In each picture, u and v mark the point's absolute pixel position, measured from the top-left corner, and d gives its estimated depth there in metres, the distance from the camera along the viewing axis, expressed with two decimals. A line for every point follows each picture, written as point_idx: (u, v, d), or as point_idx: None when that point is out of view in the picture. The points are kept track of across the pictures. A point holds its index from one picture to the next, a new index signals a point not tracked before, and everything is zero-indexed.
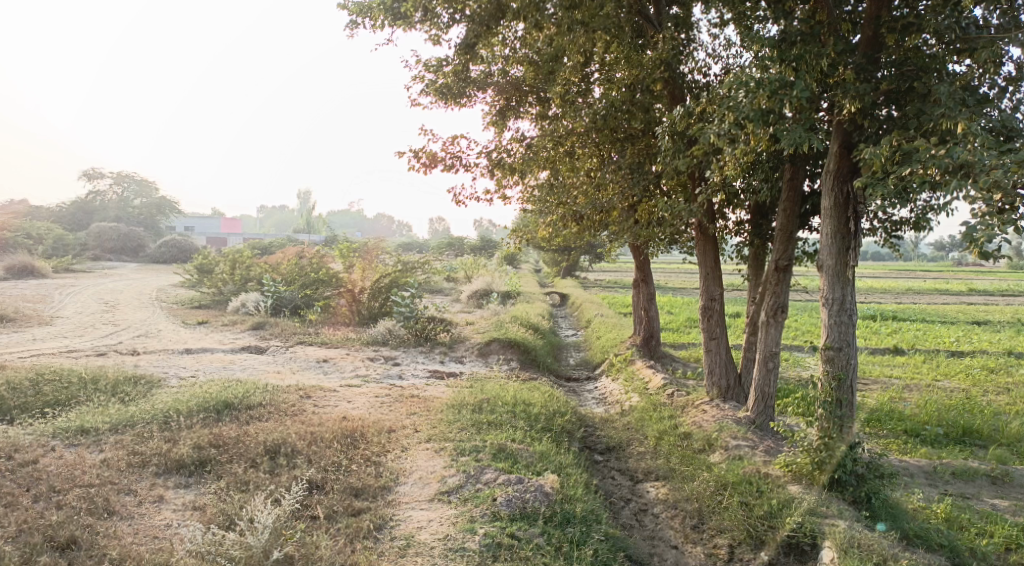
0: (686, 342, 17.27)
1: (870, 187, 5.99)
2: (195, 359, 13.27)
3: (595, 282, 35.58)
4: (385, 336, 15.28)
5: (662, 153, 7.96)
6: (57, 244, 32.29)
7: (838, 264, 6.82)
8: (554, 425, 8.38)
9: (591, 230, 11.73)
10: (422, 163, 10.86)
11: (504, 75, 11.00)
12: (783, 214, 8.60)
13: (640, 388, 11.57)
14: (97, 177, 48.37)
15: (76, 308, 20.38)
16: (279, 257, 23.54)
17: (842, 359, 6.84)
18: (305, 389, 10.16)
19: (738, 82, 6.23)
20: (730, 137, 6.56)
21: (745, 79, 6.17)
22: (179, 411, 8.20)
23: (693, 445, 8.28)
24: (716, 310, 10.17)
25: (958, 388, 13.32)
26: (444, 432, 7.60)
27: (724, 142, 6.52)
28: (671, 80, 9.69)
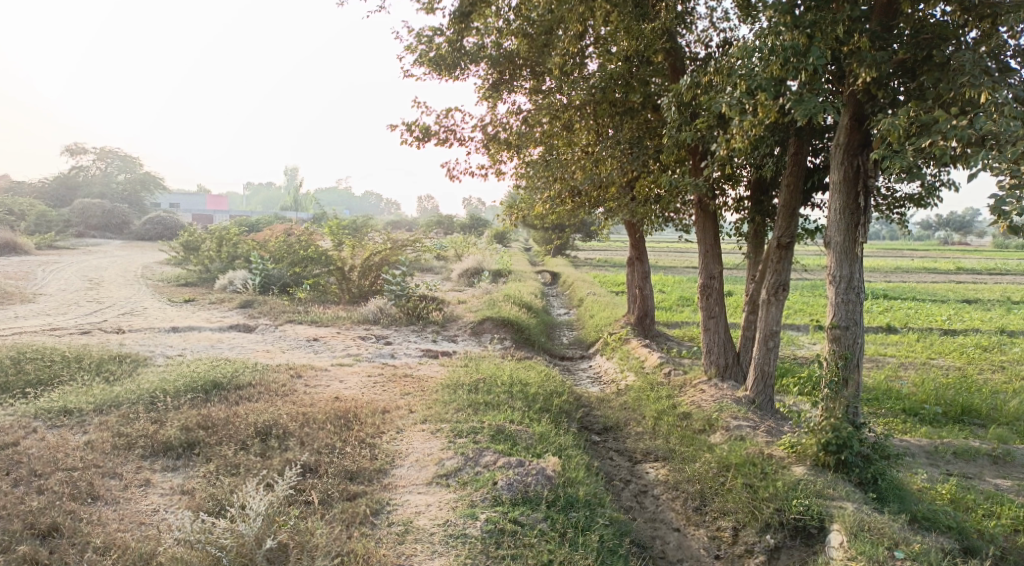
0: (680, 321, 17.14)
1: (885, 159, 5.79)
2: (182, 338, 13.02)
3: (586, 260, 35.42)
4: (376, 315, 15.04)
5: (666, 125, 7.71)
6: (39, 221, 31.76)
7: (846, 241, 6.64)
8: (552, 405, 8.20)
9: (587, 206, 11.50)
10: (415, 137, 10.57)
11: (498, 49, 10.67)
12: (786, 190, 8.40)
13: (636, 367, 11.44)
14: (80, 153, 47.61)
15: (60, 285, 20.02)
16: (267, 234, 23.18)
17: (848, 338, 6.68)
18: (296, 368, 9.94)
19: (750, 49, 6.03)
20: (739, 108, 6.33)
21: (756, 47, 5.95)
22: (166, 391, 7.97)
23: (693, 424, 8.14)
24: (715, 288, 9.99)
25: (954, 367, 13.26)
26: (440, 412, 7.41)
27: (733, 113, 6.31)
28: (672, 51, 9.45)
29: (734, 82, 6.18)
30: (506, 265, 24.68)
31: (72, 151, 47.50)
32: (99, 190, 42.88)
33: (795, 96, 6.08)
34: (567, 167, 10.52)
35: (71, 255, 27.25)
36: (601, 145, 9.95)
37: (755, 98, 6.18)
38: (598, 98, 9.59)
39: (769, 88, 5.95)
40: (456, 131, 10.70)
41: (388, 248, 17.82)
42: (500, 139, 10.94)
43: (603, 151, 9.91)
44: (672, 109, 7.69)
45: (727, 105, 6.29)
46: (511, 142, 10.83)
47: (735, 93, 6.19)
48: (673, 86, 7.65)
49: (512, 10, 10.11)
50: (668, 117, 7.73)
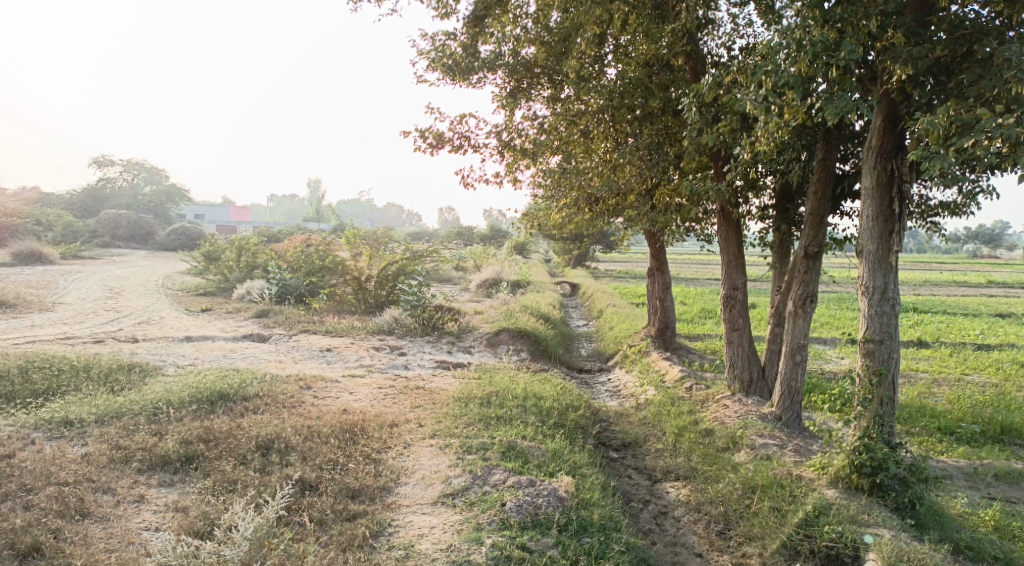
0: (702, 333, 16.72)
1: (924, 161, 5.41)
2: (195, 347, 12.85)
3: (607, 271, 35.04)
4: (392, 325, 14.80)
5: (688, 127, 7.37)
6: (66, 231, 32.06)
7: (880, 250, 6.26)
8: (567, 420, 7.86)
9: (606, 215, 11.18)
10: (429, 143, 10.34)
11: (515, 55, 10.42)
12: (813, 197, 8.04)
13: (656, 381, 11.08)
14: (107, 164, 48.20)
15: (80, 294, 20.04)
16: (286, 244, 23.10)
17: (883, 353, 6.28)
18: (306, 379, 9.69)
19: (777, 42, 5.67)
20: (765, 107, 5.98)
21: (783, 41, 5.60)
22: (170, 402, 7.74)
23: (716, 442, 7.76)
24: (739, 299, 9.61)
25: (989, 383, 12.73)
26: (450, 427, 7.10)
27: (759, 112, 5.96)
28: (693, 55, 9.18)
29: (761, 78, 5.83)
30: (525, 276, 24.38)
31: (99, 161, 48.00)
32: (125, 200, 43.25)
33: (826, 95, 5.72)
34: (584, 175, 10.19)
35: (93, 264, 27.35)
36: (620, 151, 9.60)
37: (783, 95, 5.84)
38: (617, 103, 9.30)
39: (798, 85, 5.60)
40: (471, 138, 10.45)
41: (405, 258, 17.58)
42: (517, 146, 10.66)
43: (621, 157, 9.56)
44: (694, 111, 7.37)
45: (753, 103, 5.94)
46: (527, 149, 10.56)
47: (762, 90, 5.84)
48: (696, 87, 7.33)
49: (529, 16, 9.88)
50: (690, 119, 7.39)
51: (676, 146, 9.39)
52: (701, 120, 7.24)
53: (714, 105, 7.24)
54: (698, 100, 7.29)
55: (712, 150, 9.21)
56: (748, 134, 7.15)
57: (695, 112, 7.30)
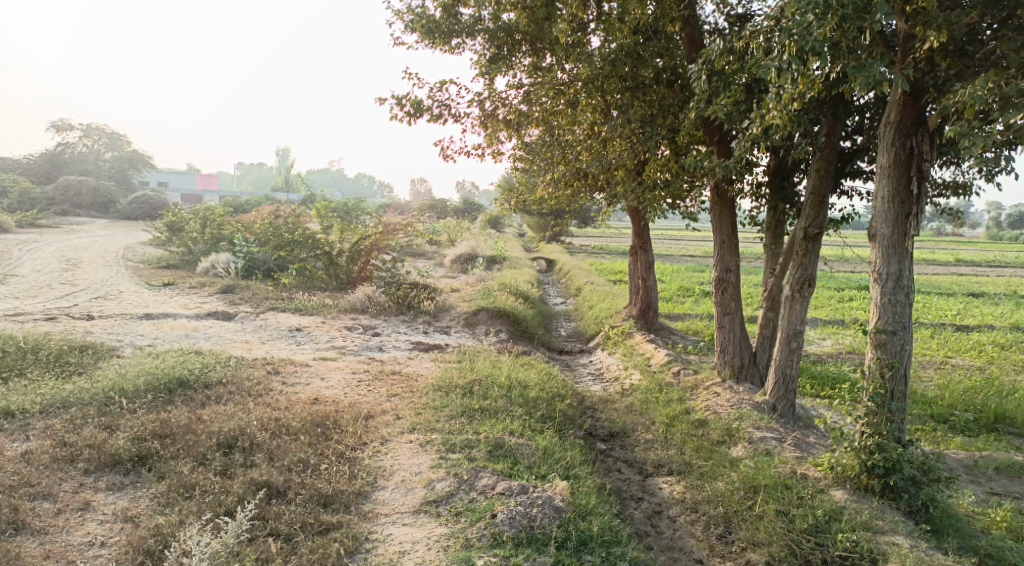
0: (682, 313, 16.34)
1: (963, 136, 5.01)
2: (154, 326, 12.13)
3: (581, 246, 34.57)
4: (364, 303, 14.18)
5: (694, 98, 6.86)
6: (23, 198, 30.70)
7: (896, 234, 5.83)
8: (555, 411, 7.40)
9: (590, 190, 10.65)
10: (406, 112, 9.69)
11: (497, 21, 9.78)
12: (815, 174, 7.63)
13: (641, 364, 10.67)
14: (67, 128, 46.43)
15: (35, 266, 19.04)
16: (254, 215, 22.24)
17: (895, 345, 5.86)
18: (273, 363, 9.09)
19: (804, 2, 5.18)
20: (786, 75, 5.50)
21: (810, 2, 5.12)
22: (123, 390, 7.11)
23: (709, 435, 7.34)
24: (731, 282, 9.18)
25: (974, 366, 12.52)
26: (429, 420, 6.59)
27: (780, 79, 5.48)
28: (690, 22, 8.74)
29: (785, 42, 5.34)
30: (501, 251, 23.81)
31: (57, 126, 46.08)
32: (85, 167, 41.63)
33: (851, 64, 5.29)
34: (570, 149, 9.63)
35: (51, 234, 26.19)
36: (610, 123, 9.03)
37: (806, 62, 5.38)
38: (608, 73, 8.74)
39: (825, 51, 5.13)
40: (451, 106, 9.81)
41: (378, 232, 16.91)
42: (499, 117, 10.04)
43: (611, 131, 9.01)
44: (700, 79, 6.85)
45: (773, 67, 5.45)
46: (510, 121, 9.93)
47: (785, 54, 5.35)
48: (701, 54, 6.81)
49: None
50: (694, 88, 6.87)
51: (670, 118, 8.85)
52: (708, 90, 6.72)
53: (722, 74, 6.73)
54: (706, 69, 6.77)
55: (706, 123, 8.73)
56: (758, 105, 6.66)
57: (702, 81, 6.78)
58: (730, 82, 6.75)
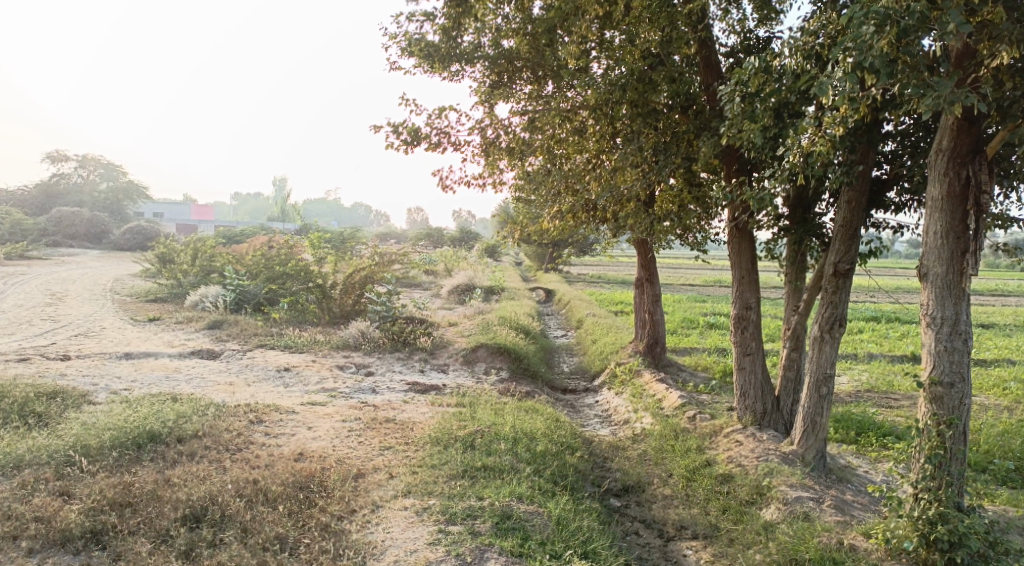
0: (689, 347, 15.64)
1: None
2: (134, 366, 11.43)
3: (580, 276, 33.94)
4: (358, 340, 13.48)
5: (727, 121, 6.24)
6: (13, 230, 30.05)
7: (951, 273, 5.24)
8: (565, 468, 6.71)
9: (595, 221, 10.03)
10: (402, 140, 9.10)
11: (497, 48, 9.26)
12: (846, 206, 7.03)
13: (652, 406, 9.95)
14: (61, 160, 45.99)
15: (18, 300, 18.33)
16: (245, 246, 21.62)
17: (954, 399, 5.20)
18: (257, 410, 8.39)
19: (859, 10, 4.61)
20: (838, 93, 4.88)
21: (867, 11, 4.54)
22: (86, 448, 6.42)
23: (737, 493, 6.64)
24: (752, 320, 8.53)
25: (1002, 406, 11.79)
26: (426, 481, 5.89)
27: (831, 97, 4.88)
28: (706, 43, 8.19)
29: (839, 57, 4.80)
30: (499, 281, 23.14)
31: (51, 156, 45.56)
32: (79, 198, 41.02)
33: (911, 83, 4.72)
34: (576, 178, 9.04)
35: (39, 265, 25.51)
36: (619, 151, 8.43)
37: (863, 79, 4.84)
38: (617, 98, 8.11)
39: (886, 67, 4.60)
40: (450, 134, 9.22)
41: (374, 264, 16.28)
42: (500, 145, 9.44)
43: (621, 159, 8.34)
44: (732, 100, 6.27)
45: (827, 84, 4.89)
46: (512, 149, 9.33)
47: (839, 69, 4.82)
48: (733, 74, 6.25)
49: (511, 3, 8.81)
50: (726, 110, 6.28)
51: (685, 146, 8.24)
52: (741, 112, 6.12)
53: (757, 95, 6.14)
54: (740, 89, 6.19)
55: (724, 150, 8.14)
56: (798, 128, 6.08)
57: (736, 102, 6.19)
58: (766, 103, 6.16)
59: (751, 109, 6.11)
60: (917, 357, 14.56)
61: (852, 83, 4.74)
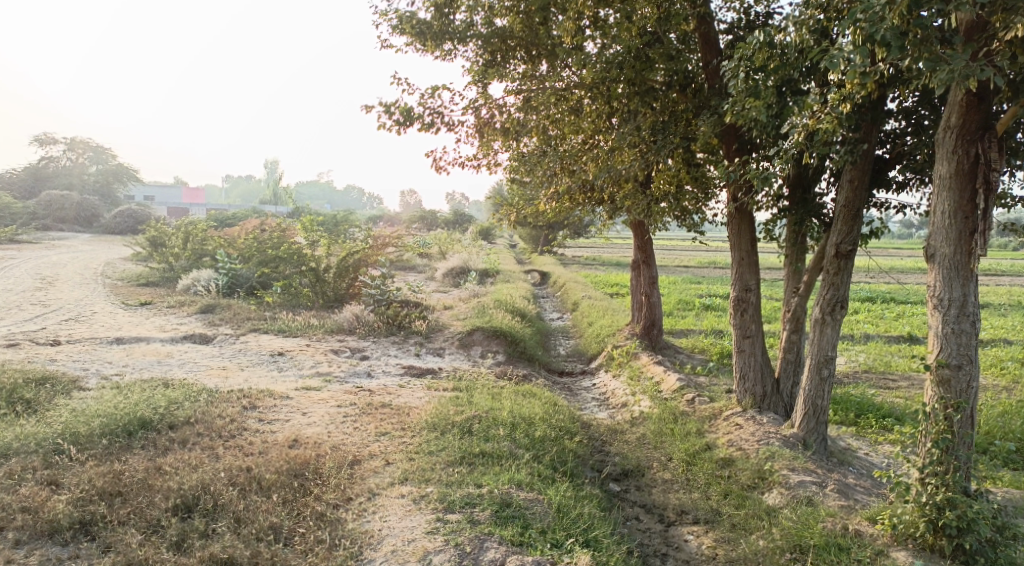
0: (685, 329, 15.55)
1: None
2: (125, 352, 11.27)
3: (574, 258, 33.87)
4: (352, 324, 13.33)
5: (731, 97, 6.06)
6: (3, 214, 29.72)
7: (959, 254, 5.13)
8: (563, 453, 6.61)
9: (591, 202, 9.87)
10: (395, 121, 8.90)
11: (490, 26, 9.04)
12: (848, 185, 6.88)
13: (651, 389, 9.84)
14: (50, 143, 45.48)
15: (8, 285, 18.09)
16: (238, 229, 21.40)
17: (961, 382, 5.13)
18: (250, 396, 8.25)
19: None
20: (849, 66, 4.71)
21: None
22: (74, 436, 6.28)
23: (739, 477, 6.56)
24: (751, 302, 8.41)
25: (1001, 386, 11.72)
26: (423, 468, 5.77)
27: (843, 71, 4.71)
28: (705, 19, 7.99)
29: (850, 30, 4.66)
30: (494, 264, 22.99)
31: (40, 139, 45.02)
32: (69, 181, 40.59)
33: (923, 57, 4.59)
34: (572, 159, 8.88)
35: (30, 250, 25.23)
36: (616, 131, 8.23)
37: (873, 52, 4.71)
38: (614, 76, 7.88)
39: (898, 40, 4.47)
40: (444, 114, 9.02)
41: (368, 247, 16.11)
42: (495, 125, 9.25)
43: (619, 139, 8.15)
44: (736, 77, 6.11)
45: (837, 58, 4.75)
46: (507, 129, 9.14)
47: (849, 43, 4.70)
48: (737, 50, 6.08)
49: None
50: (730, 87, 6.12)
51: (684, 125, 8.05)
52: (745, 89, 5.97)
53: (762, 71, 5.98)
54: (744, 65, 6.03)
55: (724, 130, 7.98)
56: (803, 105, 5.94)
57: (740, 79, 6.03)
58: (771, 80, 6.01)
59: (755, 86, 5.95)
60: (913, 337, 14.49)
61: (863, 57, 4.61)
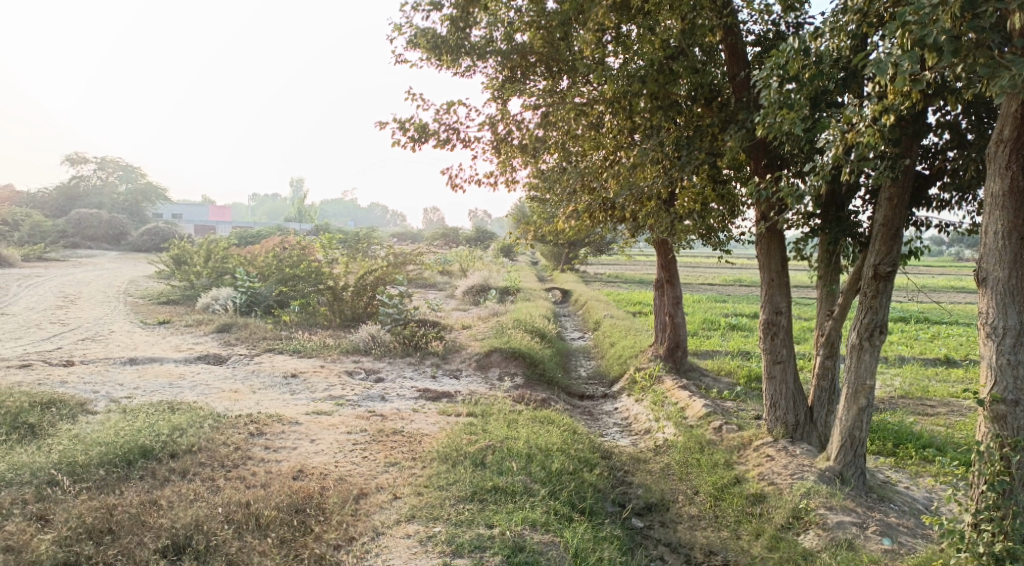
0: (710, 349, 15.08)
1: None
2: (138, 373, 11.05)
3: (597, 275, 33.41)
4: (368, 344, 13.02)
5: (764, 108, 5.70)
6: (32, 232, 29.95)
7: (1015, 278, 4.72)
8: (582, 488, 6.24)
9: (612, 221, 9.50)
10: (409, 137, 8.63)
11: (508, 42, 8.78)
12: (886, 203, 6.49)
13: (675, 415, 9.40)
14: (81, 162, 46.09)
15: (30, 303, 18.07)
16: (258, 247, 21.27)
17: (1019, 419, 4.70)
18: (258, 422, 7.96)
19: None
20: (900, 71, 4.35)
21: None
22: (71, 465, 6.01)
23: (771, 516, 6.19)
24: (783, 326, 7.99)
25: None
26: (433, 504, 5.46)
27: (893, 78, 4.35)
28: (732, 31, 7.66)
29: (897, 32, 4.36)
30: (515, 281, 22.64)
31: (70, 157, 45.60)
32: (98, 199, 41.00)
33: (979, 62, 4.26)
34: (592, 175, 8.46)
35: (57, 267, 25.35)
36: (638, 147, 7.87)
37: (926, 58, 4.42)
38: (636, 90, 7.53)
39: (950, 43, 4.18)
40: (460, 130, 8.74)
41: (386, 265, 15.86)
42: (513, 141, 8.95)
43: (641, 155, 7.79)
44: (769, 87, 5.74)
45: (886, 63, 4.41)
46: (525, 145, 8.81)
47: (896, 45, 4.42)
48: (770, 58, 5.73)
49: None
50: (762, 98, 5.75)
51: (710, 140, 7.69)
52: (778, 100, 5.60)
53: (796, 81, 5.63)
54: (777, 74, 5.67)
55: (752, 145, 7.63)
56: (841, 118, 5.57)
57: (773, 89, 5.66)
58: (806, 91, 5.65)
59: (788, 97, 5.59)
60: (950, 359, 13.90)
61: (914, 61, 4.28)
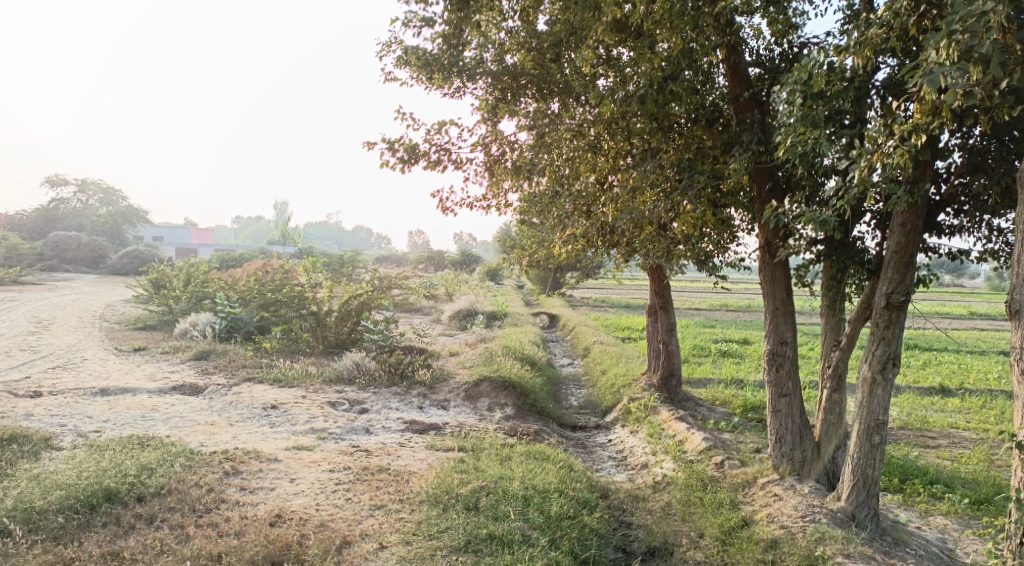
0: (704, 378, 14.67)
1: None
2: (109, 404, 10.48)
3: (584, 299, 33.04)
4: (352, 373, 12.53)
5: (784, 124, 5.40)
6: (9, 256, 29.25)
7: None
8: (582, 534, 5.84)
9: (607, 246, 9.14)
10: (398, 158, 8.26)
11: (499, 62, 8.48)
12: (899, 229, 6.18)
13: (674, 449, 8.97)
14: (61, 184, 45.37)
15: (1, 328, 17.39)
16: (240, 271, 20.75)
17: None
18: (234, 459, 7.45)
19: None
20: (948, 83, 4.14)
21: None
22: (25, 513, 5.50)
23: (785, 564, 5.84)
24: (788, 356, 7.62)
25: None
26: (423, 555, 5.14)
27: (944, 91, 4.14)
28: (734, 52, 7.39)
29: (945, 42, 4.18)
30: (502, 306, 22.22)
31: (50, 180, 44.82)
32: (77, 222, 40.28)
33: None
34: (588, 200, 8.11)
35: (32, 291, 24.65)
36: (637, 169, 7.53)
37: (967, 73, 4.21)
38: (637, 110, 7.20)
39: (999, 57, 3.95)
40: (451, 151, 8.38)
41: (371, 290, 15.38)
42: (506, 164, 8.54)
43: (640, 177, 7.45)
44: (789, 104, 5.44)
45: (936, 73, 4.20)
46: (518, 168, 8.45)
47: (943, 58, 4.21)
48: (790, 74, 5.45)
49: (515, 16, 7.95)
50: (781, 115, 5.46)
51: (712, 163, 7.38)
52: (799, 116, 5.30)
53: (817, 97, 5.37)
54: (797, 90, 5.40)
55: (756, 169, 7.34)
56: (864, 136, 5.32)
57: (793, 105, 5.38)
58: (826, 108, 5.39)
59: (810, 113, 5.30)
60: (947, 388, 13.58)
61: None
